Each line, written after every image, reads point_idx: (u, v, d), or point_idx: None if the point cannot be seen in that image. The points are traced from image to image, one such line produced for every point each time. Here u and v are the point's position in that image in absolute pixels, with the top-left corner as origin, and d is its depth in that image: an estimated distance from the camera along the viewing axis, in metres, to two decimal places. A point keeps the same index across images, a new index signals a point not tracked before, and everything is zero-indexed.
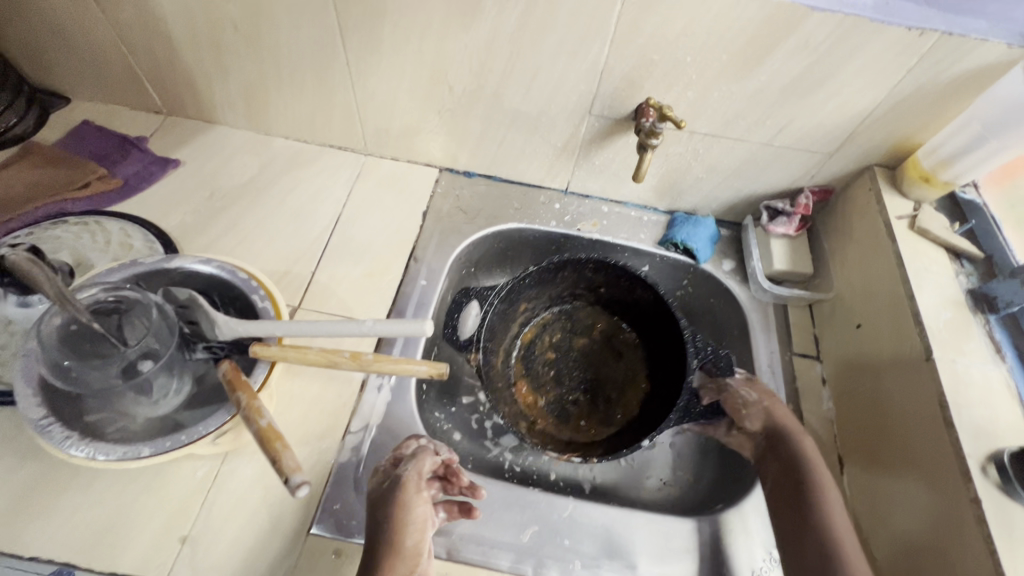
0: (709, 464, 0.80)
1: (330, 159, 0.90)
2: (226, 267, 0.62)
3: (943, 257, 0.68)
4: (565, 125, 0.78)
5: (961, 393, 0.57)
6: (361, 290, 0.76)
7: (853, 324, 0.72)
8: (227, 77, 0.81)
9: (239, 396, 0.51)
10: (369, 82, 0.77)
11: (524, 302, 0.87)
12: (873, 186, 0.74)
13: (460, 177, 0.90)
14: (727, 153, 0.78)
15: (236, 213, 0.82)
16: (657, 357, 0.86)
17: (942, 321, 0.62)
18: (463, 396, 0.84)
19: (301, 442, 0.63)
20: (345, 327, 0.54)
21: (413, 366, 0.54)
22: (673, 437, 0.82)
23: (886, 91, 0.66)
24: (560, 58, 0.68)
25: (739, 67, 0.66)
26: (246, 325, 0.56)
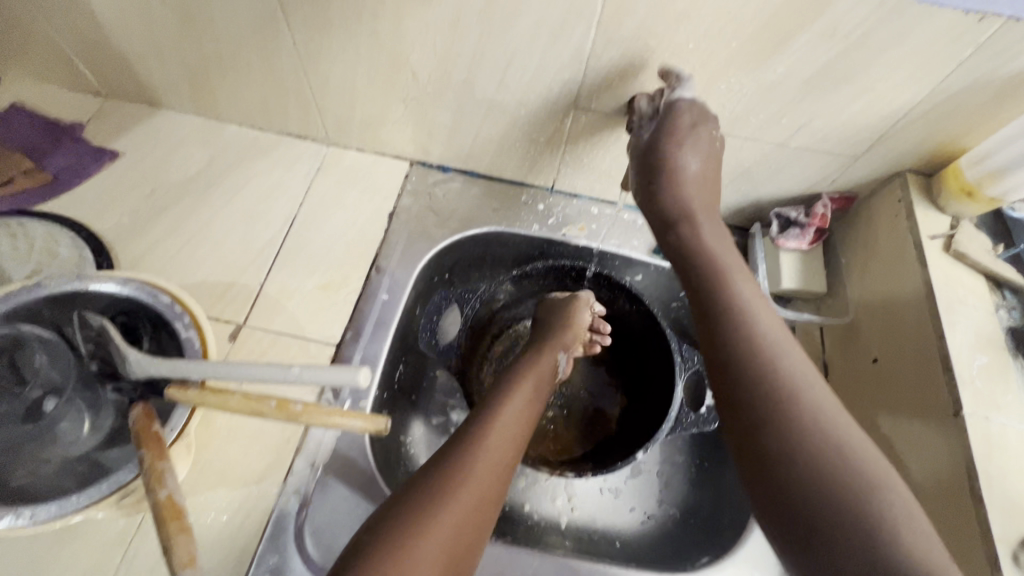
0: (697, 501, 0.73)
1: (287, 149, 0.80)
2: (145, 289, 0.55)
3: (982, 286, 0.58)
4: (547, 118, 0.68)
5: (993, 459, 0.48)
6: (314, 305, 0.68)
7: (869, 357, 0.63)
8: (162, 56, 0.70)
9: (143, 456, 0.44)
10: (322, 65, 0.67)
11: (498, 311, 0.78)
12: (904, 197, 0.64)
13: (433, 172, 0.80)
14: (735, 153, 0.67)
15: (178, 213, 0.73)
16: (639, 374, 0.78)
17: (977, 367, 0.53)
18: (434, 416, 0.76)
19: (237, 483, 0.56)
20: (270, 372, 0.46)
21: (347, 422, 0.46)
22: (660, 467, 0.76)
23: (930, 86, 0.54)
24: (538, 41, 0.58)
25: (752, 56, 0.55)
26: (157, 364, 0.48)
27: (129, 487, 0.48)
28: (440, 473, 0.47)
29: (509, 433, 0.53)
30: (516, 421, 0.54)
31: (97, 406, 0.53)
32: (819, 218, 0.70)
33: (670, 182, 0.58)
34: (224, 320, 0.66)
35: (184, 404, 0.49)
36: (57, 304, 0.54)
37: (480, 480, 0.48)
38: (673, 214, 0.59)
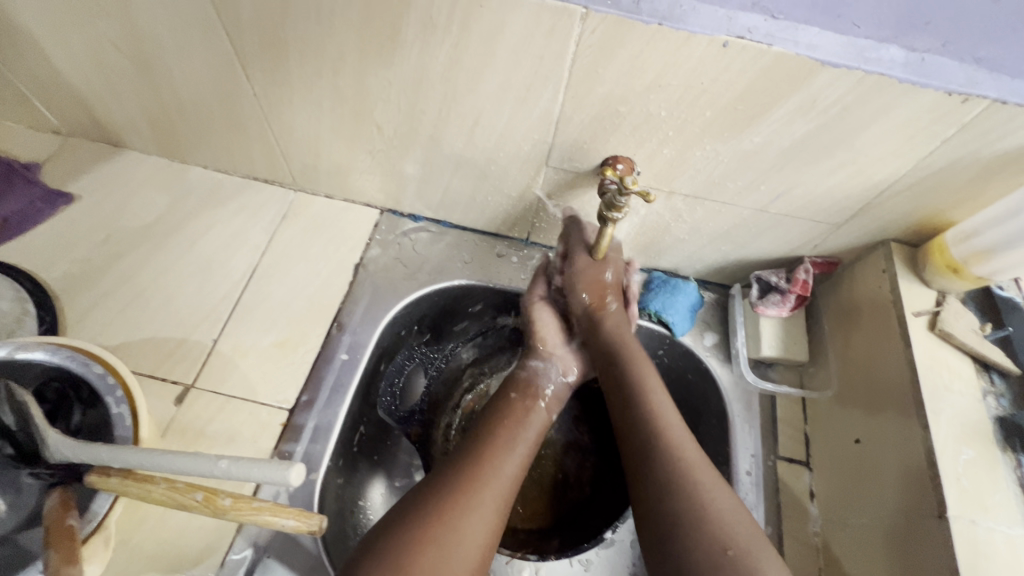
0: None
1: (253, 194, 0.77)
2: (77, 358, 0.51)
3: (969, 369, 0.55)
4: (518, 175, 0.65)
5: (980, 570, 0.45)
6: (270, 365, 0.65)
7: (851, 437, 0.60)
8: (121, 99, 0.68)
9: (48, 558, 0.40)
10: (285, 115, 0.64)
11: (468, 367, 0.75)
12: (889, 268, 0.61)
13: (404, 220, 0.78)
14: (714, 216, 0.64)
15: (133, 262, 0.70)
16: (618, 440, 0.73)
17: (963, 462, 0.50)
18: (397, 477, 0.73)
19: (170, 569, 0.52)
20: (197, 464, 0.43)
21: (278, 521, 0.43)
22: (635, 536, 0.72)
23: (914, 162, 0.52)
24: (506, 102, 0.55)
25: (727, 125, 0.52)
26: (78, 449, 0.45)
27: None
28: (440, 489, 0.49)
29: (509, 460, 0.54)
30: (511, 442, 0.56)
31: (15, 488, 0.48)
32: (800, 286, 0.67)
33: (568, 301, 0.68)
34: (171, 381, 0.63)
35: (106, 491, 0.45)
36: None
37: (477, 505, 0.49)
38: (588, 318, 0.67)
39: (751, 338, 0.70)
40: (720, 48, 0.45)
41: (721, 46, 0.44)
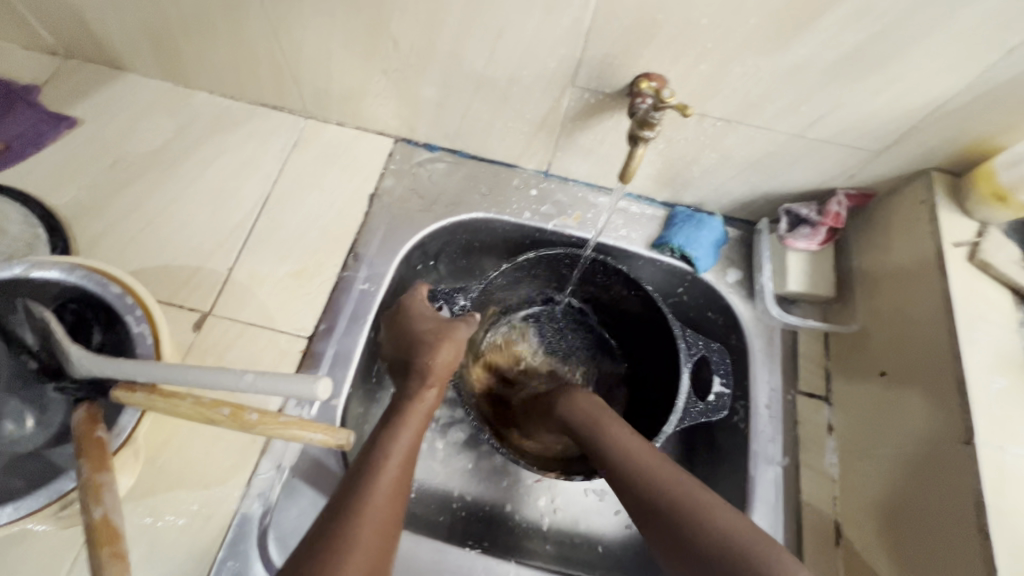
0: None
1: (261, 121, 0.74)
2: (94, 277, 0.51)
3: (1006, 300, 0.54)
4: (541, 98, 0.61)
5: (1004, 493, 0.45)
6: (286, 294, 0.64)
7: (876, 370, 0.59)
8: (119, 14, 0.64)
9: (82, 466, 0.40)
10: (294, 29, 0.60)
11: (494, 303, 0.72)
12: (929, 199, 0.58)
13: (419, 150, 0.74)
14: (746, 142, 0.61)
15: (142, 190, 0.68)
16: (646, 373, 0.73)
17: (995, 391, 0.49)
18: None
19: (198, 486, 0.53)
20: (222, 378, 0.42)
21: (307, 434, 0.43)
22: None
23: (969, 78, 0.49)
24: (532, 11, 0.51)
25: (772, 35, 0.48)
26: (105, 364, 0.45)
27: (71, 497, 0.44)
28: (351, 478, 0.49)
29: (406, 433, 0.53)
30: (395, 428, 0.53)
31: (41, 404, 0.49)
32: (833, 218, 0.65)
33: (400, 334, 0.60)
34: (189, 309, 0.62)
35: (133, 407, 0.45)
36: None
37: (372, 495, 0.47)
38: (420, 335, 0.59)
39: (777, 273, 0.68)
40: None
41: None
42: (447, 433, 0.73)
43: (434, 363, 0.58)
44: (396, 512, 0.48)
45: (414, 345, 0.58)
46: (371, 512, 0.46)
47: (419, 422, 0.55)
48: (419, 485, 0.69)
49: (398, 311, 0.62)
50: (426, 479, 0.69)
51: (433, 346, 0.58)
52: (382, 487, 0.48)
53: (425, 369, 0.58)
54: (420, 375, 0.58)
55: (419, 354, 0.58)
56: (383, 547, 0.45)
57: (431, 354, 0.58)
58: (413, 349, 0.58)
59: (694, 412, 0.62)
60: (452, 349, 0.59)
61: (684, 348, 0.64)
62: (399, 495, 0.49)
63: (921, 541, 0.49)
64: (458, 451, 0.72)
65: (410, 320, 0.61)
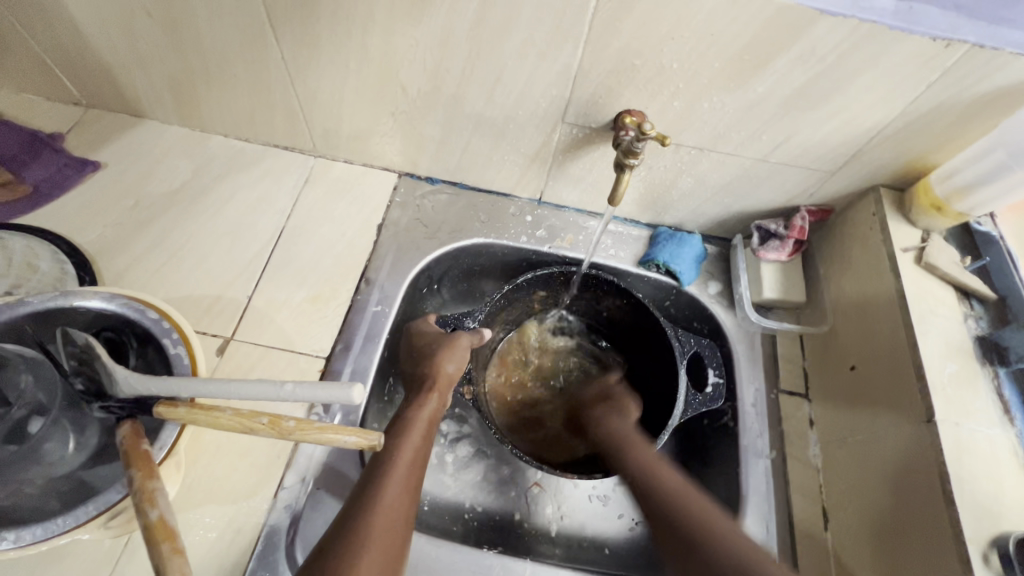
0: None
1: (274, 160, 0.80)
2: (132, 305, 0.55)
3: (951, 297, 0.61)
4: (535, 133, 0.69)
5: (964, 463, 0.50)
6: (304, 318, 0.68)
7: (847, 365, 0.66)
8: (147, 67, 0.70)
9: (133, 475, 0.43)
10: (310, 78, 0.67)
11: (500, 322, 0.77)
12: (878, 211, 0.66)
13: (421, 183, 0.81)
14: (717, 167, 0.69)
15: (164, 226, 0.72)
16: (645, 381, 0.78)
17: (948, 374, 0.55)
18: None
19: (226, 500, 0.56)
20: (260, 389, 0.46)
21: (340, 438, 0.46)
22: None
23: (900, 107, 0.57)
24: (526, 59, 0.59)
25: (732, 76, 0.56)
26: (149, 382, 0.48)
27: (117, 508, 0.47)
28: (362, 482, 0.53)
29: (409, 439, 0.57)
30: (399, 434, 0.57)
31: (81, 425, 0.52)
32: (795, 230, 0.72)
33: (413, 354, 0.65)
34: (212, 334, 0.66)
35: (174, 421, 0.48)
36: (41, 321, 0.53)
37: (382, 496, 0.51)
38: (426, 349, 0.64)
39: (753, 282, 0.75)
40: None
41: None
42: (456, 447, 0.77)
43: (439, 370, 0.62)
44: (405, 511, 0.52)
45: (422, 359, 0.64)
46: (383, 511, 0.50)
47: (421, 431, 0.58)
48: (431, 498, 0.72)
49: (412, 334, 0.68)
50: (439, 492, 0.73)
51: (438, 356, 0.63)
52: (393, 485, 0.52)
53: (429, 378, 0.62)
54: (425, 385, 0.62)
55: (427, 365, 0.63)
56: (393, 544, 0.49)
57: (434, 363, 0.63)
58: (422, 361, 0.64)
59: (696, 403, 0.67)
60: (456, 360, 0.64)
61: (678, 347, 0.69)
62: (408, 493, 0.53)
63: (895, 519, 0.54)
64: (466, 463, 0.76)
65: (421, 341, 0.66)
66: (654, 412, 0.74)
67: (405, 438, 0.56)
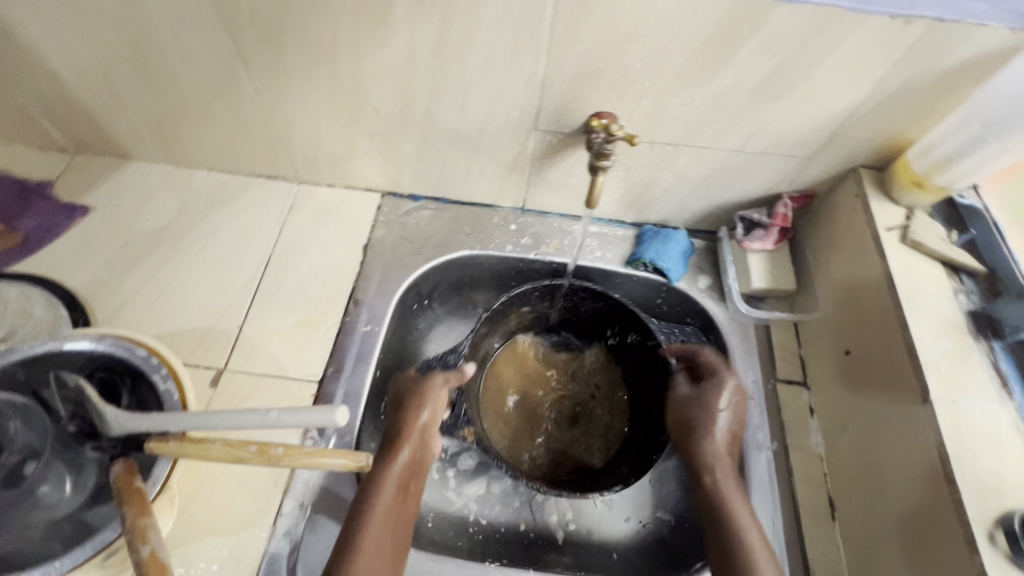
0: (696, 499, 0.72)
1: (258, 190, 0.81)
2: (121, 344, 0.55)
3: (940, 273, 0.60)
4: (509, 143, 0.69)
5: (963, 442, 0.49)
6: (294, 344, 0.69)
7: (841, 350, 0.65)
8: (127, 109, 0.71)
9: (125, 512, 0.44)
10: (284, 107, 0.68)
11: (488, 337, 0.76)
12: (860, 192, 0.66)
13: (404, 201, 0.82)
14: (694, 161, 0.69)
15: (153, 264, 0.73)
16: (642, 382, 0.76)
17: (941, 353, 0.54)
18: None
19: (226, 531, 0.56)
20: (246, 418, 0.47)
21: (328, 461, 0.47)
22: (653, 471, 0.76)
23: (870, 87, 0.57)
24: (492, 71, 0.59)
25: (698, 70, 0.57)
26: (137, 420, 0.48)
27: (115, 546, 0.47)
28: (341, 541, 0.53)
29: (386, 495, 0.56)
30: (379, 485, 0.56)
31: (78, 466, 0.52)
32: (780, 218, 0.72)
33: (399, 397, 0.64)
34: (205, 366, 0.66)
35: (166, 456, 0.49)
36: (32, 365, 0.53)
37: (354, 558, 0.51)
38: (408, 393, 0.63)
39: (741, 273, 0.75)
40: None
41: None
42: (457, 461, 0.76)
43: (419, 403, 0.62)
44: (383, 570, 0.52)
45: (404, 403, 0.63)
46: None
47: (400, 481, 0.58)
48: (436, 514, 0.72)
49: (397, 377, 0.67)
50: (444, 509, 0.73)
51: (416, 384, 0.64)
52: (370, 543, 0.52)
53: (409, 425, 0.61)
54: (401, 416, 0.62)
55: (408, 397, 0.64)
56: None
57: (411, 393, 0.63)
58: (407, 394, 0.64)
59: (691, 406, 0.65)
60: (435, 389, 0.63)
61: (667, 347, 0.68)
62: (386, 551, 0.53)
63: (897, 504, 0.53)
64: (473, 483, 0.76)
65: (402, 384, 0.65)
66: (656, 415, 0.72)
67: (383, 493, 0.56)
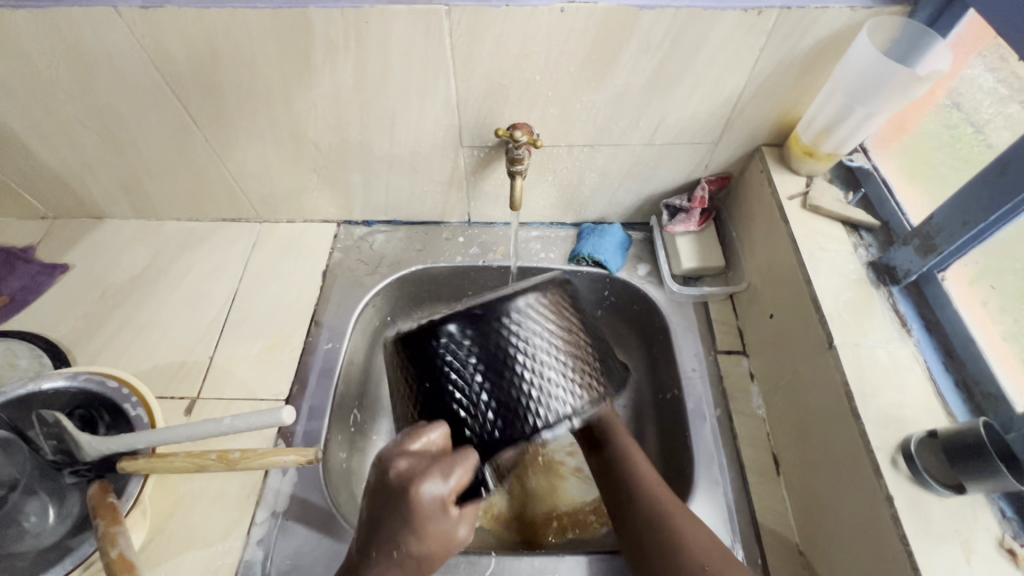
0: None
1: (224, 233, 0.87)
2: (93, 379, 0.60)
3: (840, 231, 0.65)
4: (442, 162, 0.76)
5: (867, 379, 0.53)
6: (262, 368, 0.74)
7: (768, 314, 0.69)
8: (96, 172, 0.78)
9: (98, 524, 0.49)
10: (235, 153, 0.75)
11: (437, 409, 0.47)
12: (764, 168, 0.71)
13: (359, 227, 0.88)
14: (612, 159, 0.75)
15: (129, 309, 0.79)
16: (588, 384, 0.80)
17: (843, 302, 0.59)
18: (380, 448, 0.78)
19: (202, 545, 0.60)
20: (203, 428, 0.51)
21: (280, 458, 0.51)
22: None
23: (747, 72, 0.63)
24: (411, 99, 0.66)
25: (591, 76, 0.63)
26: (108, 441, 0.53)
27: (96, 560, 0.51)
28: None
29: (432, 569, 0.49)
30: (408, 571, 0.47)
31: (60, 495, 0.57)
32: (698, 200, 0.78)
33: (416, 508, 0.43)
34: (179, 397, 0.71)
35: (138, 474, 0.54)
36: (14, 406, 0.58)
37: None
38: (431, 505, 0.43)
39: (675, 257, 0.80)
40: (560, 14, 0.57)
41: (560, 12, 0.56)
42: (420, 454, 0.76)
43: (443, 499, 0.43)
44: None
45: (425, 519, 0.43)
46: None
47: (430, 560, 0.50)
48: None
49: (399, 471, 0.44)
50: None
51: (423, 479, 0.43)
52: None
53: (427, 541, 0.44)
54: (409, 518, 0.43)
55: (411, 492, 0.43)
56: None
57: (424, 495, 0.43)
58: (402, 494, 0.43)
59: None
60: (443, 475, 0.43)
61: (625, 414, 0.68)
62: None
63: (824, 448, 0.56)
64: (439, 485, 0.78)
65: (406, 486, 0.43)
66: None
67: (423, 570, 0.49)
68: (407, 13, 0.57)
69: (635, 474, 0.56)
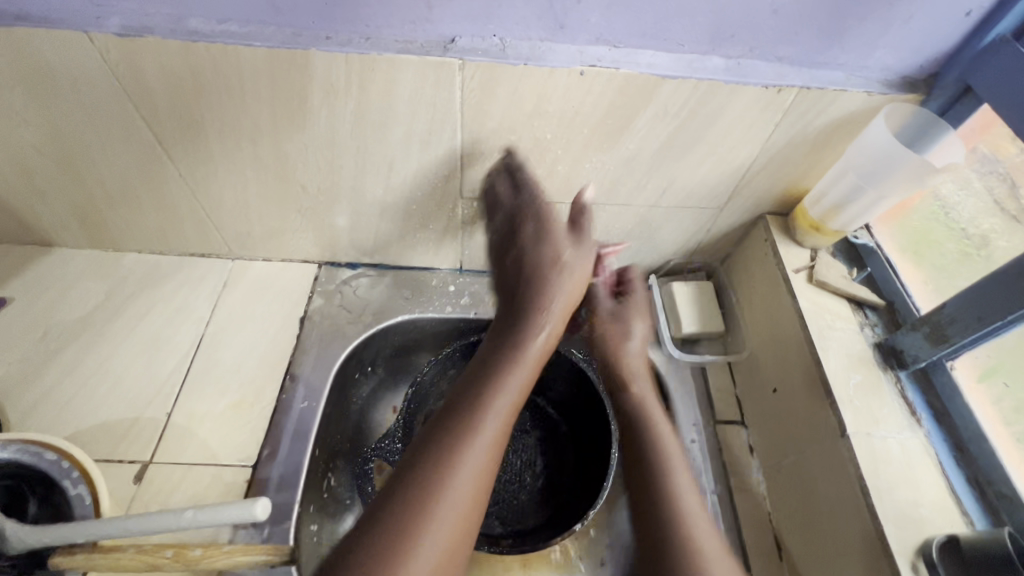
0: None
1: (191, 269, 0.80)
2: (26, 449, 0.51)
3: (845, 308, 0.64)
4: (439, 210, 0.71)
5: (881, 473, 0.52)
6: (227, 427, 0.66)
7: (770, 388, 0.67)
8: (47, 200, 0.70)
9: None
10: (211, 189, 0.68)
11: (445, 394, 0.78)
12: (768, 237, 0.71)
13: (342, 269, 0.82)
14: (616, 217, 0.73)
15: (75, 354, 0.70)
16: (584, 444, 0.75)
17: (853, 386, 0.57)
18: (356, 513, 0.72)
19: None
20: (162, 520, 0.45)
21: (251, 556, 0.46)
22: None
23: (760, 145, 0.62)
24: (413, 147, 0.62)
25: (604, 139, 0.61)
26: (43, 533, 0.45)
27: None
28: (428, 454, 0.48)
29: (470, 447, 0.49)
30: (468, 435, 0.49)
31: None
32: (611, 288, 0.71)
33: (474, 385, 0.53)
34: (128, 462, 0.63)
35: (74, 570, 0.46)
36: None
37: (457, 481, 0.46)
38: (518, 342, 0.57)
39: (672, 318, 0.78)
40: (579, 76, 0.54)
41: (579, 74, 0.54)
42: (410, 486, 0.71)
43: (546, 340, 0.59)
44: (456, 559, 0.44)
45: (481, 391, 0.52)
46: (459, 488, 0.46)
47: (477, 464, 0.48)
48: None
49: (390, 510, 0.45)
50: None
51: (508, 367, 0.54)
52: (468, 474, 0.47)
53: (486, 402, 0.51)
54: (478, 404, 0.51)
55: (477, 404, 0.51)
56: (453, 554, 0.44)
57: (489, 404, 0.51)
58: (525, 316, 0.59)
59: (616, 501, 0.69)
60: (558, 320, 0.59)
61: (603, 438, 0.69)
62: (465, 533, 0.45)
63: (835, 542, 0.54)
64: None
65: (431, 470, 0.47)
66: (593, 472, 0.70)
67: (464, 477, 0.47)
68: (417, 62, 0.53)
69: (661, 450, 0.57)
